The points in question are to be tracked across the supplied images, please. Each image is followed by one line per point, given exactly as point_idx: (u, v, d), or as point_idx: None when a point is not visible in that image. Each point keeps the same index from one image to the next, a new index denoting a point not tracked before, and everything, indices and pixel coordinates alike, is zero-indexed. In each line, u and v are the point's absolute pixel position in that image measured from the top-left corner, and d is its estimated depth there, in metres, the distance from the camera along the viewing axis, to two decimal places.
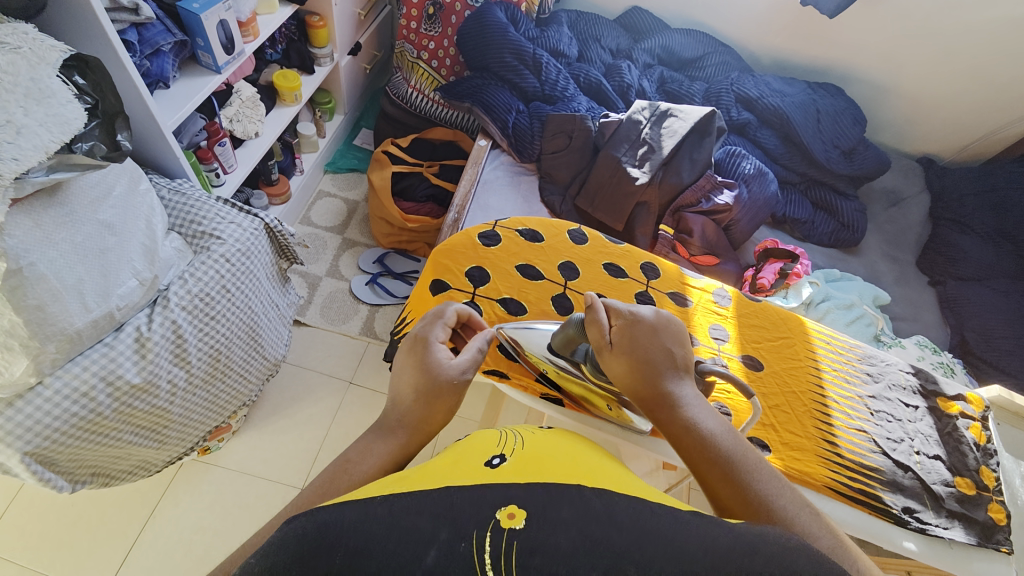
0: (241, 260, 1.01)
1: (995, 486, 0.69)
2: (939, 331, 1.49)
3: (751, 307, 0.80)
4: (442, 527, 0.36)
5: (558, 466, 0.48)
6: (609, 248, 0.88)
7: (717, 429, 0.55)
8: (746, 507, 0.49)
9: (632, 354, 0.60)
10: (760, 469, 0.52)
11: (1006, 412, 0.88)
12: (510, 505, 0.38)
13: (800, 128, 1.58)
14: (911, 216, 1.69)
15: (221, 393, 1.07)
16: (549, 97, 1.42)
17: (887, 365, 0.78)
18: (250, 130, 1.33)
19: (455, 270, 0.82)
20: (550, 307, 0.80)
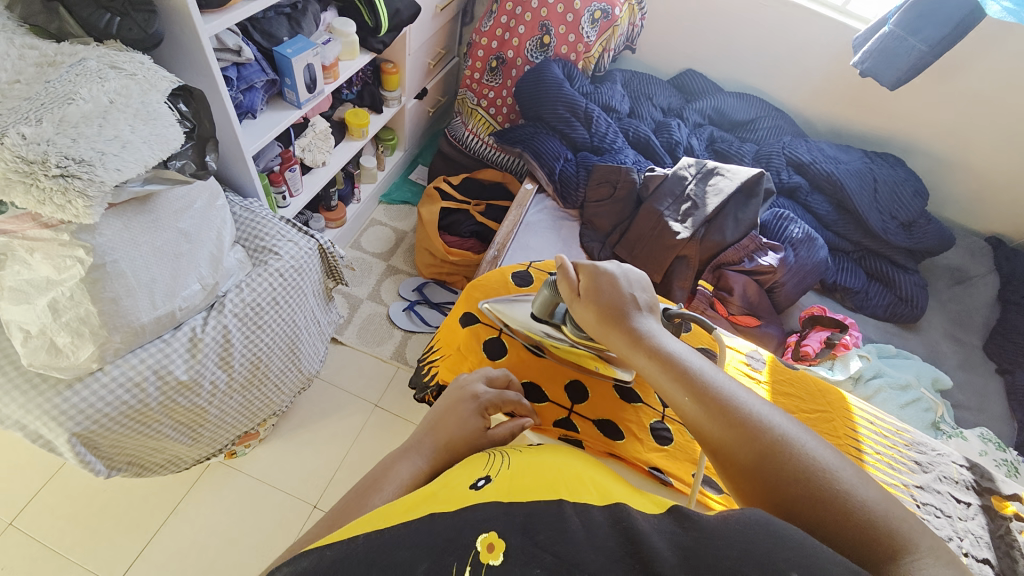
0: (293, 275, 1.08)
1: None
2: (1007, 425, 1.37)
3: (787, 375, 0.76)
4: (421, 559, 0.40)
5: (535, 480, 0.51)
6: None
7: (678, 349, 0.61)
8: (701, 413, 0.55)
9: (599, 302, 0.68)
10: (717, 377, 0.57)
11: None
12: (485, 534, 0.42)
13: (855, 196, 1.54)
14: (978, 296, 1.61)
15: (256, 399, 1.12)
16: (598, 149, 1.47)
17: (937, 454, 0.71)
18: (319, 159, 1.46)
19: (485, 305, 0.85)
20: (573, 350, 0.80)
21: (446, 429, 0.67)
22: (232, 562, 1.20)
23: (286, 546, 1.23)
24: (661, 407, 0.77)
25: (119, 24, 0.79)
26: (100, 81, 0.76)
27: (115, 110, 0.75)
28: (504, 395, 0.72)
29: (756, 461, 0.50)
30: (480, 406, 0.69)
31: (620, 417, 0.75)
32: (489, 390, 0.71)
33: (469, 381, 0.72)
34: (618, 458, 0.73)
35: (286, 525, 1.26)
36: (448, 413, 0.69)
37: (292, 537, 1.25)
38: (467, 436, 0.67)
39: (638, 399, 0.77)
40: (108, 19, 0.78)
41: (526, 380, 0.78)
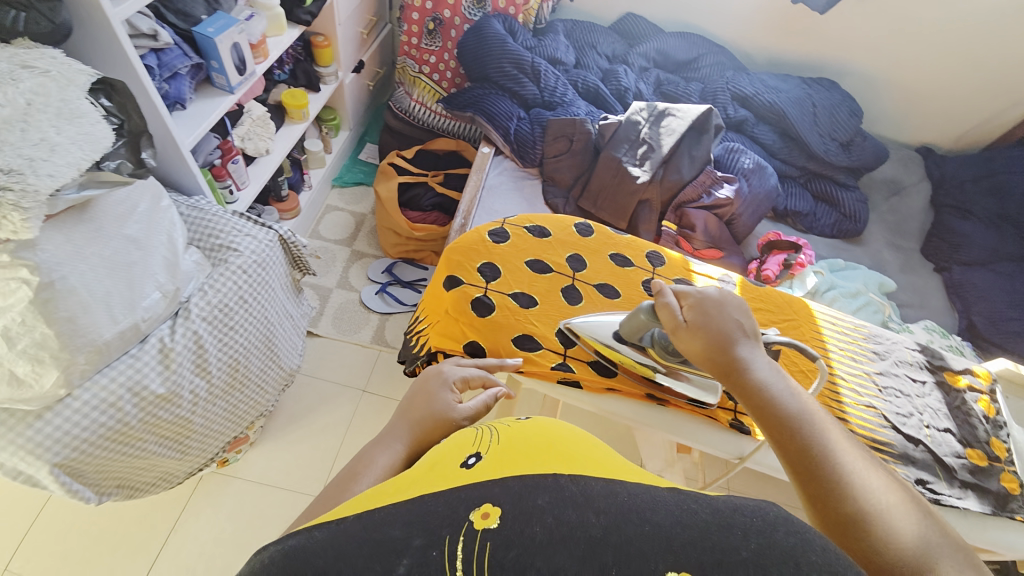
0: (257, 271, 1.04)
1: (1006, 457, 0.69)
2: (947, 316, 1.53)
3: (758, 293, 0.80)
4: (415, 534, 0.33)
5: (534, 456, 0.43)
6: (613, 239, 0.88)
7: (786, 392, 0.59)
8: (805, 466, 0.53)
9: (707, 327, 0.63)
10: (827, 432, 0.55)
11: (1013, 383, 0.78)
12: (486, 505, 0.35)
13: (797, 123, 1.61)
14: (912, 204, 1.75)
15: (240, 402, 1.09)
16: (549, 104, 1.46)
17: (892, 344, 0.75)
18: (261, 147, 1.38)
19: (467, 266, 0.83)
20: (559, 298, 0.81)
21: (420, 408, 0.64)
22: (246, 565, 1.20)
23: None
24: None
25: (25, 19, 0.72)
26: (13, 82, 0.68)
27: (36, 111, 0.69)
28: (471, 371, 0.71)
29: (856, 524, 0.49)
30: (449, 381, 0.68)
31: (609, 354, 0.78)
32: (458, 368, 0.71)
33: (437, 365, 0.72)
34: (617, 391, 0.77)
35: (294, 520, 1.26)
36: (417, 395, 0.67)
37: None
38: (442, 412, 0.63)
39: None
40: (13, 15, 0.70)
41: (518, 334, 0.77)
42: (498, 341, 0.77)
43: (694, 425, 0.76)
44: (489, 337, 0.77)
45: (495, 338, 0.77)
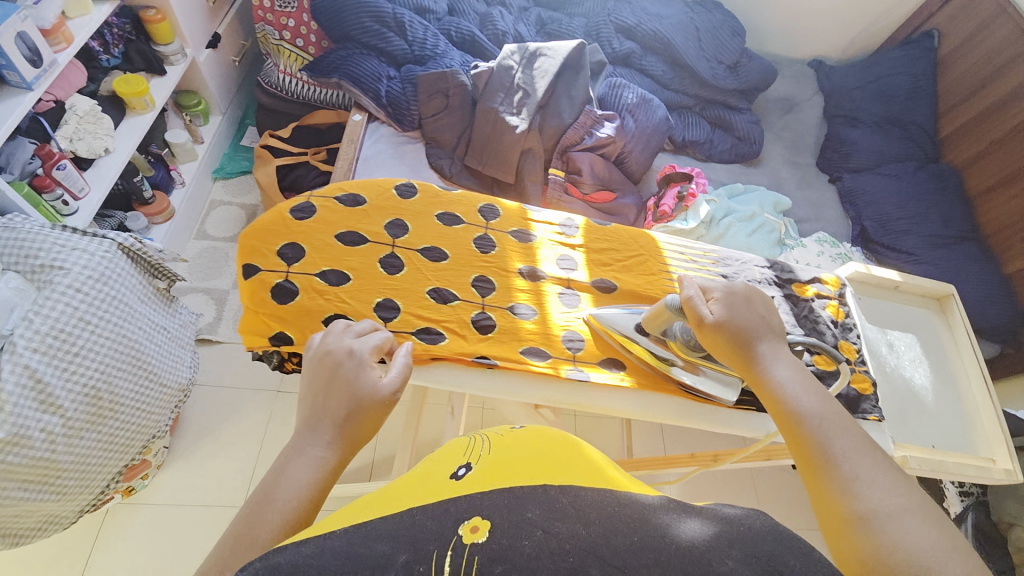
0: (96, 287, 0.94)
1: (856, 357, 0.69)
2: (842, 225, 1.59)
3: (600, 233, 0.79)
4: (400, 550, 0.29)
5: (521, 464, 0.39)
6: (442, 196, 0.77)
7: (804, 389, 0.55)
8: (824, 461, 0.49)
9: (730, 324, 0.61)
10: (845, 434, 0.50)
11: (867, 285, 0.77)
12: (475, 514, 0.31)
13: (683, 50, 1.58)
14: (805, 119, 1.79)
15: (119, 431, 1.01)
16: (420, 58, 1.34)
17: (741, 263, 0.74)
18: (97, 147, 1.22)
19: (264, 250, 0.69)
20: (378, 271, 0.69)
21: (338, 400, 0.50)
22: None
23: None
24: (481, 298, 0.70)
25: None
26: None
27: None
28: (376, 341, 0.57)
29: (877, 531, 0.42)
30: (362, 360, 0.53)
31: (435, 322, 0.67)
32: (363, 341, 0.56)
33: (333, 338, 0.56)
34: (443, 360, 0.66)
35: (218, 535, 1.22)
36: (324, 381, 0.52)
37: None
38: (366, 402, 0.51)
39: (454, 297, 0.69)
40: None
41: (330, 314, 0.66)
42: (305, 330, 0.65)
43: (531, 385, 0.67)
44: (295, 328, 0.65)
45: (302, 327, 0.65)
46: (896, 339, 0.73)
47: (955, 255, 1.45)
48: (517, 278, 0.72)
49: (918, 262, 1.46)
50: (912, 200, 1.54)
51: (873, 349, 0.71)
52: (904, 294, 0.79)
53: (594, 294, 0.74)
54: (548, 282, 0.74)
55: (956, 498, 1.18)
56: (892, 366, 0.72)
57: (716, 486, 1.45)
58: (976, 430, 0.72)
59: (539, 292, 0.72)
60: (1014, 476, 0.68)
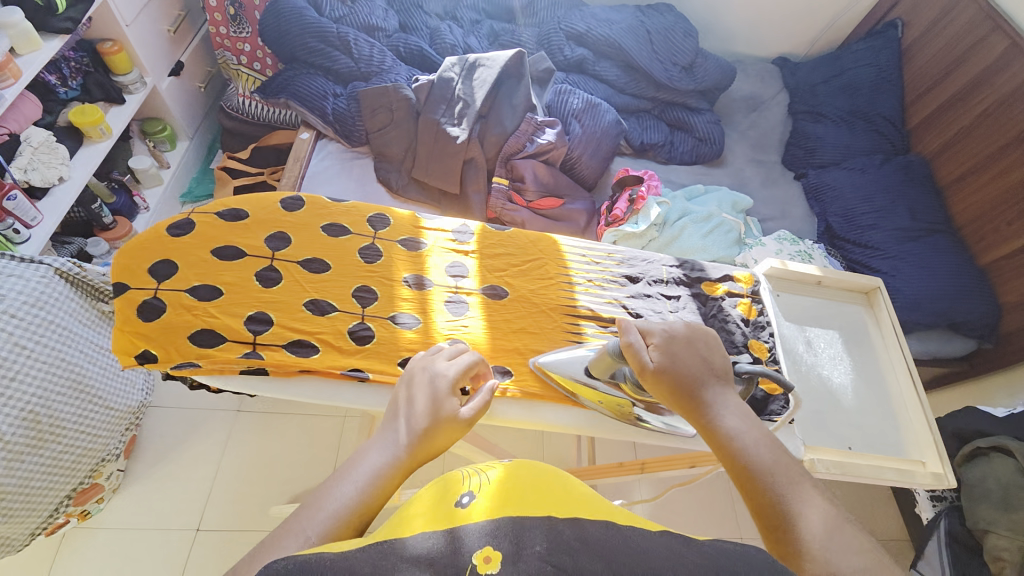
0: (32, 312, 0.94)
1: (766, 356, 0.71)
2: (808, 222, 1.55)
3: (497, 237, 0.79)
4: (421, 572, 0.35)
5: (527, 496, 0.43)
6: (329, 207, 0.77)
7: (756, 440, 0.56)
8: (774, 518, 0.50)
9: (675, 372, 0.60)
10: (799, 488, 0.52)
11: (787, 282, 0.80)
12: (486, 545, 0.37)
13: (635, 54, 1.59)
14: (771, 116, 1.76)
15: (64, 454, 1.00)
16: (367, 74, 1.35)
17: (648, 262, 0.79)
18: (52, 175, 1.25)
19: (136, 267, 0.69)
20: (253, 285, 0.69)
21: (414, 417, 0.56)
22: None
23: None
24: (361, 309, 0.70)
25: None
26: None
27: None
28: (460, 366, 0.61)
29: None
30: (430, 391, 0.58)
31: (309, 334, 0.67)
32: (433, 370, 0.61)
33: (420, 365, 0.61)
34: (311, 372, 0.66)
35: (172, 558, 1.21)
36: (399, 403, 0.58)
37: (180, 569, 1.20)
38: (444, 426, 0.56)
39: (331, 309, 0.69)
40: None
41: (197, 330, 0.66)
42: (172, 345, 0.65)
43: None
44: (160, 343, 0.65)
45: (169, 342, 0.65)
46: (814, 336, 0.76)
47: (924, 248, 1.37)
48: (401, 287, 0.72)
49: (888, 256, 1.39)
50: (879, 192, 1.48)
51: (787, 348, 0.74)
52: (829, 290, 0.81)
53: (484, 302, 0.73)
54: (436, 290, 0.73)
55: (927, 504, 1.09)
56: (809, 364, 0.74)
57: (688, 501, 1.36)
58: (904, 430, 0.72)
59: (424, 299, 0.72)
60: (941, 480, 0.68)
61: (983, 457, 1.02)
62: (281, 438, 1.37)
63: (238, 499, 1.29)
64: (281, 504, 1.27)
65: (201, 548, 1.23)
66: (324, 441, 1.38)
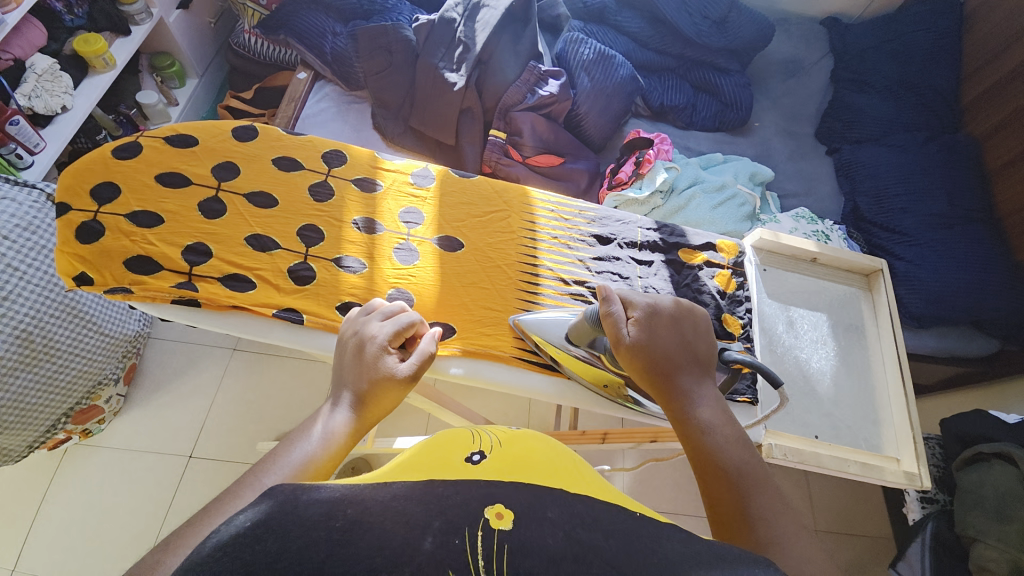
0: (22, 236, 0.97)
1: (739, 333, 0.69)
2: (833, 201, 1.43)
3: (458, 185, 0.76)
4: (434, 516, 0.34)
5: (539, 467, 0.45)
6: (283, 140, 0.75)
7: (733, 437, 0.51)
8: (736, 518, 0.45)
9: (653, 354, 0.55)
10: (770, 493, 0.46)
11: (777, 256, 0.76)
12: (498, 503, 0.35)
13: (662, 4, 1.46)
14: (809, 84, 1.60)
15: (59, 374, 1.05)
16: (369, 13, 1.28)
17: (623, 224, 0.76)
18: (55, 104, 1.24)
19: (78, 190, 0.68)
20: (195, 215, 0.68)
21: (354, 378, 0.55)
22: (115, 526, 1.22)
23: (167, 497, 1.26)
24: (304, 248, 0.68)
25: None
26: None
27: None
28: (403, 324, 0.60)
29: None
30: (380, 347, 0.57)
31: (248, 269, 0.66)
32: (386, 325, 0.60)
33: (363, 322, 0.60)
34: (243, 308, 0.64)
35: (163, 481, 1.27)
36: (347, 364, 0.57)
37: (170, 491, 1.26)
38: (378, 382, 0.55)
39: (273, 247, 0.67)
40: None
41: (132, 257, 0.65)
42: (106, 269, 0.64)
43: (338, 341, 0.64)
44: (94, 268, 0.64)
45: (104, 267, 0.64)
46: (797, 316, 0.72)
47: (958, 237, 1.25)
48: (350, 229, 0.70)
49: (918, 244, 1.27)
50: (919, 172, 1.34)
51: (765, 327, 0.70)
52: (822, 270, 0.76)
53: (434, 251, 0.71)
54: (387, 235, 0.71)
55: (915, 506, 1.04)
56: (788, 346, 0.71)
57: (672, 478, 1.33)
58: (883, 425, 0.69)
59: (372, 243, 0.70)
60: (912, 480, 0.64)
61: (984, 463, 0.95)
62: (273, 379, 1.40)
63: (229, 432, 1.34)
64: (266, 441, 1.32)
65: (190, 475, 1.28)
66: (312, 386, 1.40)
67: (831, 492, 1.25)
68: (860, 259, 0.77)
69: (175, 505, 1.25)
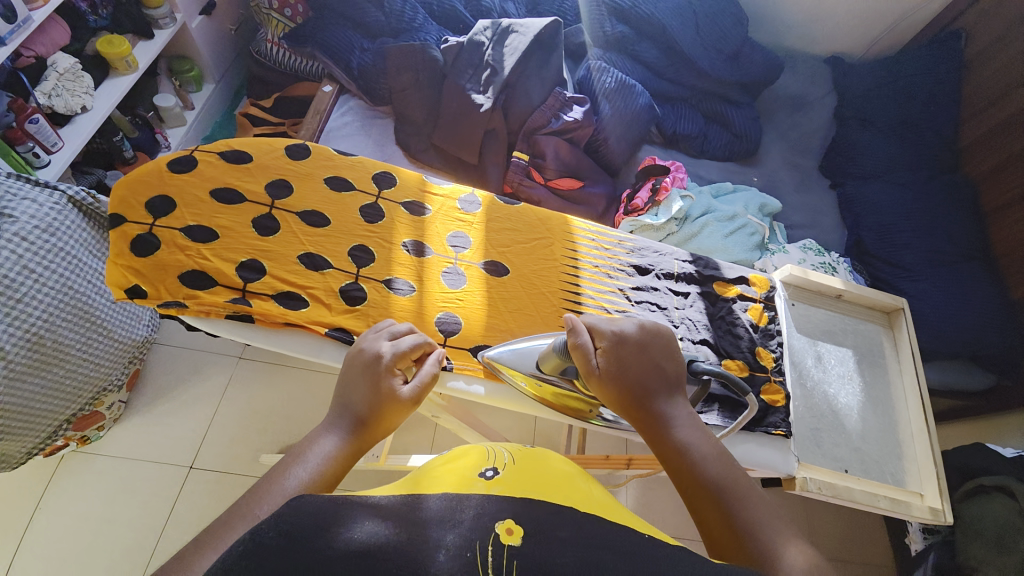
0: (42, 237, 0.95)
1: (772, 367, 0.71)
2: (837, 233, 1.48)
3: (503, 211, 0.78)
4: (445, 533, 0.38)
5: (544, 487, 0.46)
6: (334, 160, 0.77)
7: (708, 449, 0.52)
8: (726, 530, 0.47)
9: (624, 379, 0.57)
10: (750, 498, 0.49)
11: (804, 291, 0.79)
12: (508, 519, 0.39)
13: (678, 37, 1.51)
14: (814, 119, 1.66)
15: (66, 379, 1.03)
16: (397, 31, 1.31)
17: (660, 255, 0.78)
18: (75, 104, 1.22)
19: (132, 202, 0.69)
20: (248, 230, 0.69)
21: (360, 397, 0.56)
22: (111, 537, 1.19)
23: (167, 509, 1.22)
24: (356, 269, 0.69)
25: None
26: None
27: None
28: (410, 344, 0.61)
29: None
30: (387, 365, 0.58)
31: (302, 287, 0.66)
32: (391, 344, 0.61)
33: (370, 340, 0.60)
34: (298, 327, 0.65)
35: (164, 491, 1.24)
36: (357, 378, 0.57)
37: (171, 501, 1.23)
38: (386, 401, 0.56)
39: (326, 266, 0.68)
40: None
41: (188, 271, 0.65)
42: (161, 283, 0.64)
43: None
44: (149, 281, 0.64)
45: (159, 281, 0.65)
46: (825, 351, 0.74)
47: (957, 274, 1.30)
48: (400, 251, 0.71)
49: (918, 279, 1.32)
50: (919, 210, 1.39)
51: (795, 361, 0.73)
52: (845, 307, 0.79)
53: (480, 276, 0.72)
54: (435, 258, 0.72)
55: (918, 535, 1.05)
56: (817, 379, 0.73)
57: (675, 502, 1.34)
58: (905, 460, 0.71)
59: (421, 267, 0.71)
60: (937, 515, 0.66)
61: (984, 495, 0.98)
62: (279, 389, 1.39)
63: (231, 443, 1.31)
64: (271, 453, 1.30)
65: (191, 485, 1.26)
66: (319, 397, 1.39)
67: (831, 520, 1.27)
68: (882, 297, 0.80)
69: (174, 516, 1.22)
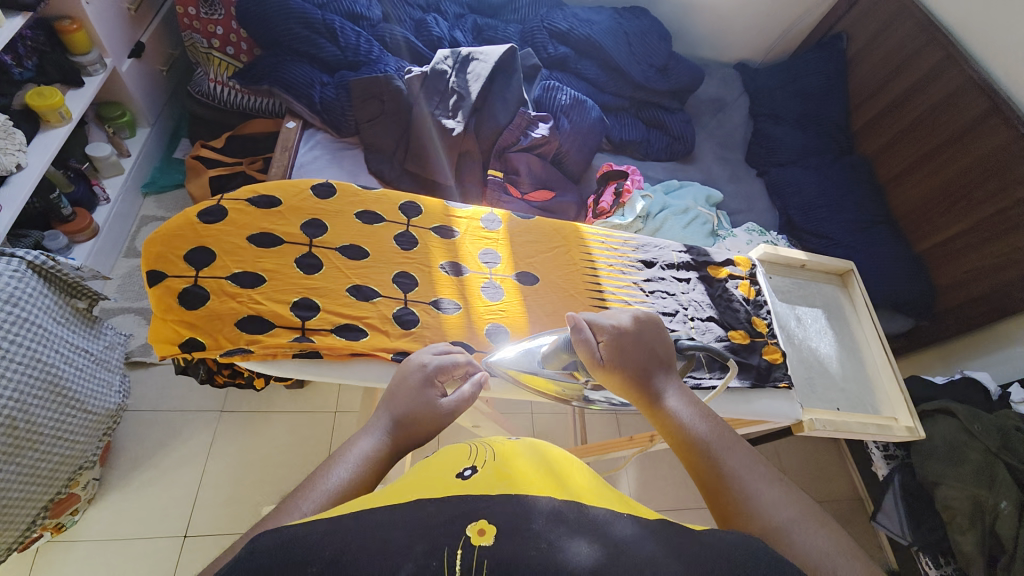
0: (6, 310, 0.87)
1: (767, 331, 0.82)
2: (770, 215, 1.68)
3: (521, 225, 0.85)
4: (417, 540, 0.33)
5: (528, 477, 0.43)
6: (360, 195, 0.81)
7: (698, 415, 0.57)
8: (716, 478, 0.50)
9: (623, 354, 0.62)
10: (736, 452, 0.52)
11: (777, 265, 0.92)
12: (482, 519, 0.35)
13: (614, 54, 1.66)
14: (734, 118, 1.87)
15: (40, 462, 0.93)
16: (355, 64, 1.34)
17: (661, 249, 0.88)
18: (10, 162, 1.12)
19: (170, 257, 0.70)
20: (294, 271, 0.72)
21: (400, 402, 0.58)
22: None
23: None
24: (403, 294, 0.74)
25: None
26: None
27: None
28: (451, 360, 0.65)
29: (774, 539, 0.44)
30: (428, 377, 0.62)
31: (357, 317, 0.71)
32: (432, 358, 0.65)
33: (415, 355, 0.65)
34: (363, 355, 0.69)
35: (159, 566, 1.15)
36: (395, 389, 0.60)
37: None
38: (427, 409, 0.58)
39: (375, 295, 0.73)
40: None
41: (243, 317, 0.68)
42: (219, 332, 0.67)
43: None
44: (206, 331, 0.66)
45: (216, 330, 0.67)
46: (803, 313, 0.87)
47: (871, 238, 1.53)
48: (440, 272, 0.77)
49: (842, 246, 1.53)
50: (832, 187, 1.63)
51: (783, 325, 0.85)
52: (810, 273, 0.93)
53: (513, 286, 0.79)
54: (472, 275, 0.79)
55: (882, 462, 1.23)
56: (801, 337, 0.86)
57: (672, 477, 1.44)
58: (878, 392, 0.85)
59: (462, 285, 0.77)
60: (913, 432, 0.81)
61: (931, 418, 1.18)
62: (270, 437, 1.33)
63: (225, 502, 1.24)
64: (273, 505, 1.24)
65: (189, 555, 1.17)
66: (314, 437, 1.35)
67: (806, 467, 1.43)
68: (835, 262, 0.95)
69: None
